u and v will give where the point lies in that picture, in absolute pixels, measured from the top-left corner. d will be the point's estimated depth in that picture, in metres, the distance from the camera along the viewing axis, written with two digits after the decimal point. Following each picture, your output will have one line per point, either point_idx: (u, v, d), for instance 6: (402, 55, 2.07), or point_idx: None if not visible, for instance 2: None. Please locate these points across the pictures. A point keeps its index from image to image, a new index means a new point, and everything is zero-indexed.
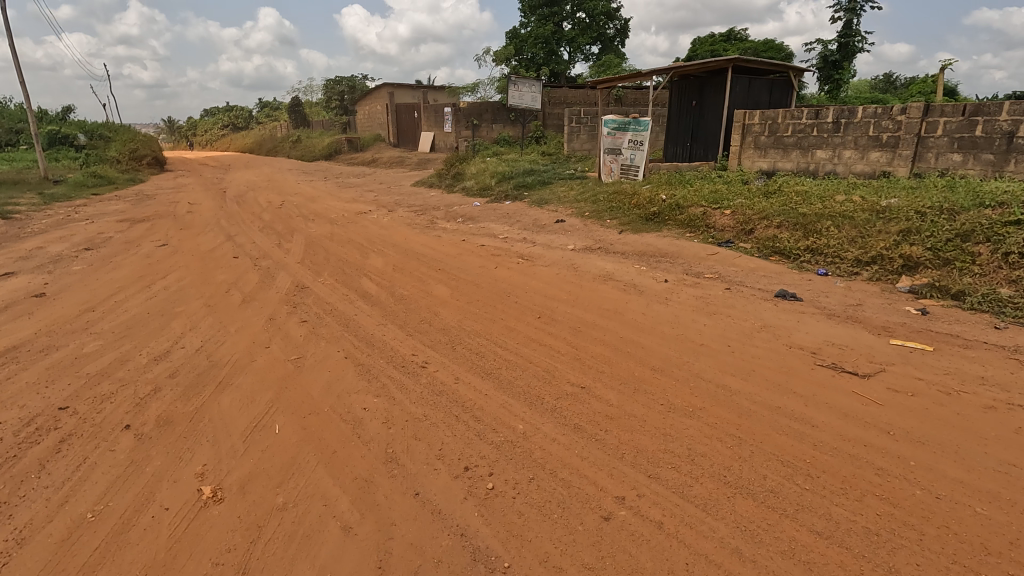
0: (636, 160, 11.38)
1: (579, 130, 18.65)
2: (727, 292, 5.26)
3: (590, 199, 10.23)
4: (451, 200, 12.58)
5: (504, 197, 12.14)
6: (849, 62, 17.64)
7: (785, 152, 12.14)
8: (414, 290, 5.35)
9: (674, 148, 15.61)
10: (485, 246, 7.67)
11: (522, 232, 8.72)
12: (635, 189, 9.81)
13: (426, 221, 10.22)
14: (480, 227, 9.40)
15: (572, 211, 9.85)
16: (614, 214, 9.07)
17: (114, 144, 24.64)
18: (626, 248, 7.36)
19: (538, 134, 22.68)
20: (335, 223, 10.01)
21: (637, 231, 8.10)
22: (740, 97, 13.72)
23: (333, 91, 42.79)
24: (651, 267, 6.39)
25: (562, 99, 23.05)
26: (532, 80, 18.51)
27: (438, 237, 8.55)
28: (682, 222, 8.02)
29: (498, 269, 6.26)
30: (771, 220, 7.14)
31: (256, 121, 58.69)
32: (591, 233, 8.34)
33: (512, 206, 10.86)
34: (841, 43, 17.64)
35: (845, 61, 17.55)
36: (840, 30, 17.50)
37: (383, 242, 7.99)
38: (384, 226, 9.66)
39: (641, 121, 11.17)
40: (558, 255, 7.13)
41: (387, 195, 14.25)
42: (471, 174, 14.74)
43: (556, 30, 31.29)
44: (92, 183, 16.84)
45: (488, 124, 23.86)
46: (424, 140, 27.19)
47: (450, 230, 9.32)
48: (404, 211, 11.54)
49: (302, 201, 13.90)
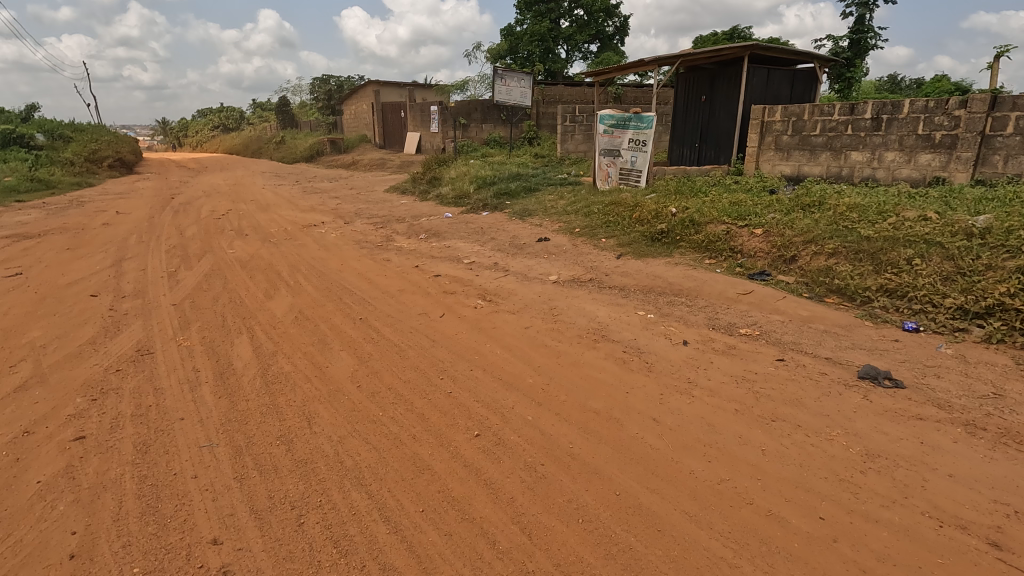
0: (638, 163, 9.55)
1: (573, 130, 16.84)
2: (777, 367, 3.44)
3: (581, 211, 8.41)
4: (422, 210, 10.77)
5: (482, 206, 10.31)
6: (862, 59, 15.67)
7: (812, 153, 10.33)
8: (302, 362, 3.52)
9: (680, 149, 13.79)
10: (439, 276, 5.85)
11: (493, 255, 6.92)
12: (636, 199, 8.01)
13: (382, 237, 8.41)
14: (444, 246, 7.59)
15: (560, 225, 8.05)
16: (611, 231, 7.24)
17: (72, 146, 22.92)
18: (624, 281, 5.56)
19: (530, 134, 20.87)
20: (269, 240, 8.21)
21: (641, 256, 6.27)
22: (757, 91, 11.87)
23: (321, 90, 40.92)
24: (659, 315, 4.57)
25: (556, 97, 21.23)
26: (521, 74, 16.67)
27: (386, 261, 6.74)
28: (699, 243, 6.19)
29: (445, 317, 4.43)
30: (821, 246, 5.32)
31: (245, 122, 57.01)
32: (579, 256, 6.54)
33: (489, 219, 9.06)
34: (849, 41, 15.79)
35: (856, 59, 15.63)
36: (851, 26, 15.66)
37: (310, 269, 6.18)
38: (326, 244, 7.86)
39: (644, 117, 9.32)
40: (533, 292, 5.32)
41: (352, 204, 12.47)
42: (448, 179, 12.94)
43: (553, 27, 29.53)
44: (26, 187, 15.04)
45: (477, 124, 21.98)
46: (410, 141, 25.41)
47: (408, 249, 7.51)
48: (361, 224, 9.71)
49: (253, 210, 12.08)
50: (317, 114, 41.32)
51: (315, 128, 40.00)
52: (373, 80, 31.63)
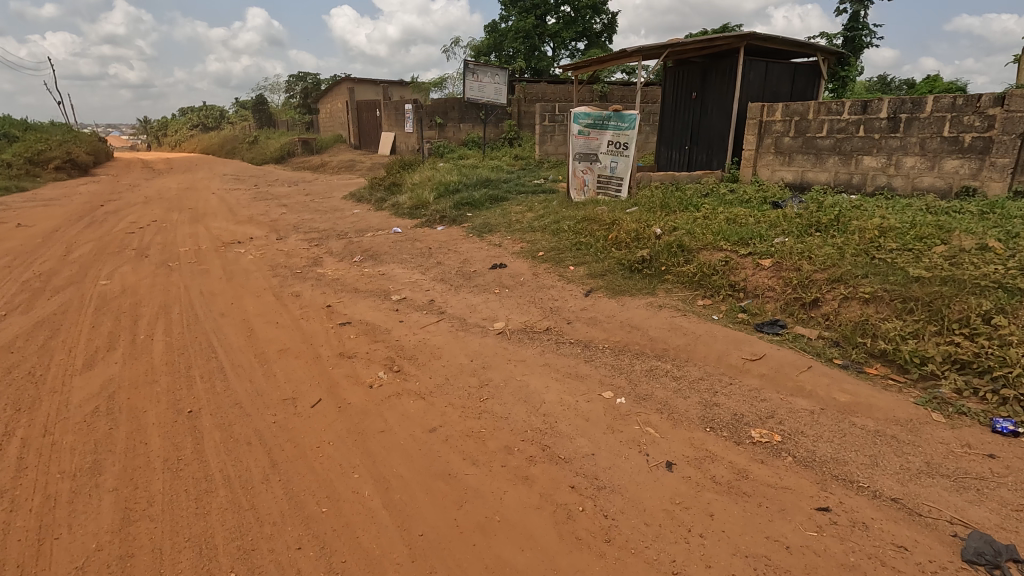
0: (618, 169, 8.20)
1: (553, 130, 15.47)
2: (818, 532, 2.07)
3: (550, 227, 7.03)
4: (373, 222, 9.32)
5: (440, 218, 8.87)
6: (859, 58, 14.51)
7: (818, 158, 9.03)
8: (24, 524, 2.09)
9: (668, 152, 12.44)
10: (346, 325, 4.43)
11: (432, 289, 5.50)
12: (613, 214, 6.66)
13: (310, 259, 6.99)
14: (377, 273, 6.16)
15: (522, 246, 6.67)
16: (580, 257, 5.87)
17: (18, 146, 21.34)
18: (588, 333, 4.16)
19: (511, 135, 19.44)
20: (168, 264, 6.75)
21: (615, 293, 4.89)
22: (754, 88, 10.52)
23: (298, 87, 39.22)
24: (632, 398, 3.17)
25: (538, 95, 19.80)
26: (495, 69, 15.27)
27: (293, 296, 5.31)
28: (690, 276, 4.81)
29: (320, 407, 3.02)
30: (852, 288, 3.98)
31: (223, 121, 55.23)
32: (537, 292, 5.15)
33: (443, 236, 7.67)
34: (844, 38, 14.62)
35: (853, 57, 14.45)
36: (847, 23, 14.52)
37: (184, 312, 4.75)
38: (234, 270, 6.41)
39: (624, 115, 7.96)
40: (463, 351, 3.91)
41: (299, 213, 11.03)
42: (410, 186, 11.51)
43: (538, 24, 28.19)
44: None
45: (454, 123, 20.48)
46: (385, 142, 23.93)
47: (334, 277, 6.10)
48: (295, 241, 8.27)
49: (183, 220, 10.58)
50: (294, 113, 39.57)
51: (292, 127, 38.32)
52: (349, 77, 30.07)
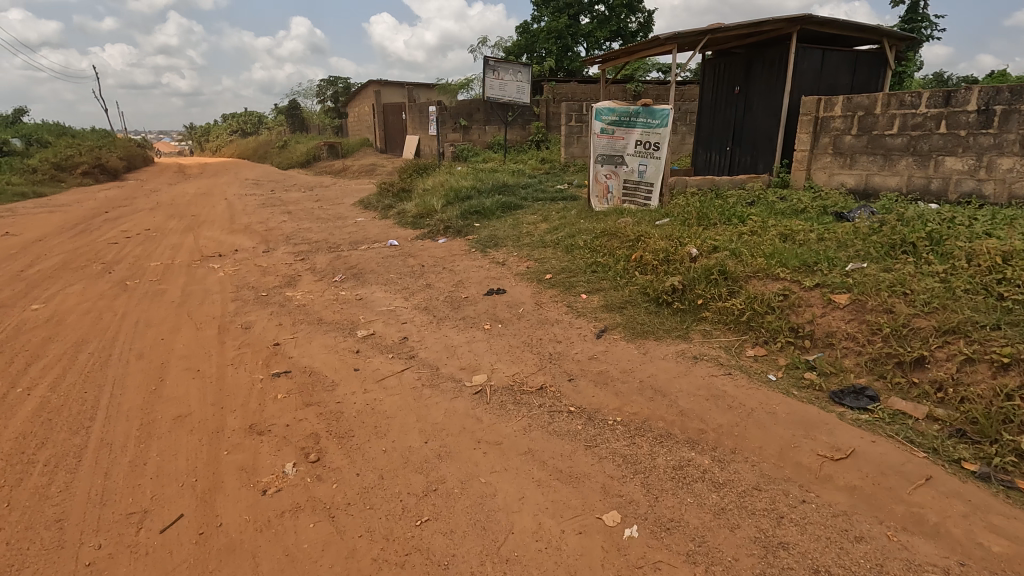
0: (647, 173, 7.07)
1: (580, 131, 14.34)
2: None
3: (564, 242, 5.92)
4: (371, 233, 8.37)
5: (443, 229, 7.86)
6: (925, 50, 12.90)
7: (886, 159, 7.66)
8: None
9: (706, 153, 11.15)
10: (284, 373, 3.45)
11: (409, 322, 4.48)
12: (639, 227, 5.52)
13: (286, 278, 6.09)
14: (354, 298, 5.18)
15: (529, 265, 5.59)
16: (596, 282, 4.75)
17: (48, 152, 21.46)
18: (596, 397, 3.06)
19: (538, 137, 18.29)
20: (127, 282, 5.95)
21: (636, 334, 3.76)
22: (808, 80, 9.16)
23: (328, 91, 38.98)
24: (647, 530, 2.07)
25: (566, 95, 18.72)
26: (518, 66, 14.25)
27: (241, 329, 4.37)
28: (736, 314, 3.65)
29: (175, 533, 2.03)
30: (978, 346, 2.78)
31: (259, 127, 55.97)
32: (537, 330, 4.07)
33: (442, 251, 6.66)
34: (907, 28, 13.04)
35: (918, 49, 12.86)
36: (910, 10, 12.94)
37: (98, 352, 3.87)
38: (192, 292, 5.55)
39: (653, 110, 6.79)
40: (419, 423, 2.86)
41: (300, 221, 10.23)
42: (420, 192, 10.55)
43: (572, 23, 27.07)
44: None
45: (479, 125, 19.25)
46: (409, 145, 23.14)
47: (303, 301, 5.16)
48: (281, 255, 7.39)
49: (177, 229, 9.88)
50: (325, 117, 39.39)
51: (323, 133, 38.11)
52: (376, 80, 29.45)
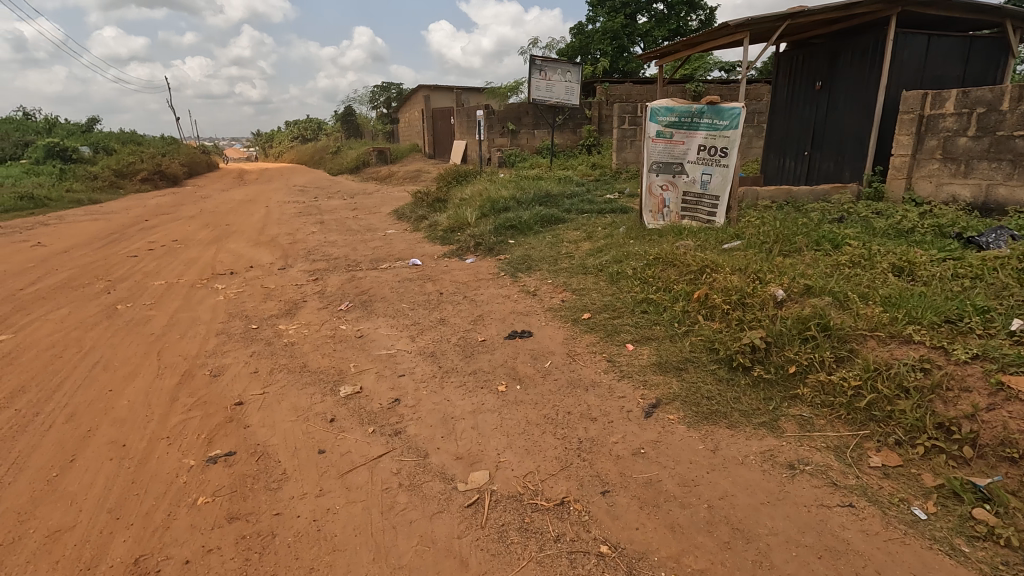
0: (712, 184, 5.95)
1: (634, 135, 13.19)
2: None
3: (608, 269, 4.90)
4: (397, 249, 7.60)
5: (474, 246, 6.98)
6: None
7: (1015, 167, 6.19)
8: None
9: (779, 159, 9.79)
10: (227, 454, 2.63)
11: (407, 375, 3.58)
12: (702, 253, 4.44)
13: (288, 304, 5.38)
14: (353, 337, 4.37)
15: (565, 297, 4.60)
16: (645, 327, 3.71)
17: (112, 160, 22.25)
18: (639, 530, 2.06)
19: (589, 141, 17.16)
20: (118, 306, 5.39)
21: (702, 415, 2.71)
22: (908, 72, 7.72)
23: (382, 97, 39.16)
24: None
25: (620, 96, 17.52)
26: (567, 65, 13.26)
27: (209, 378, 3.63)
28: (852, 397, 2.56)
29: None
30: None
31: (317, 133, 57.37)
32: (566, 399, 3.08)
33: (468, 274, 5.78)
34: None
35: None
36: None
37: (26, 407, 3.20)
38: (180, 320, 4.90)
39: (721, 109, 5.68)
40: (376, 566, 1.96)
41: (329, 233, 9.64)
42: (456, 202, 9.73)
43: (629, 23, 25.79)
44: (14, 208, 13.68)
45: (528, 130, 18.22)
46: (456, 151, 22.51)
47: (296, 337, 4.41)
48: (295, 274, 6.72)
49: (204, 240, 9.48)
50: (378, 123, 39.65)
51: (375, 139, 38.37)
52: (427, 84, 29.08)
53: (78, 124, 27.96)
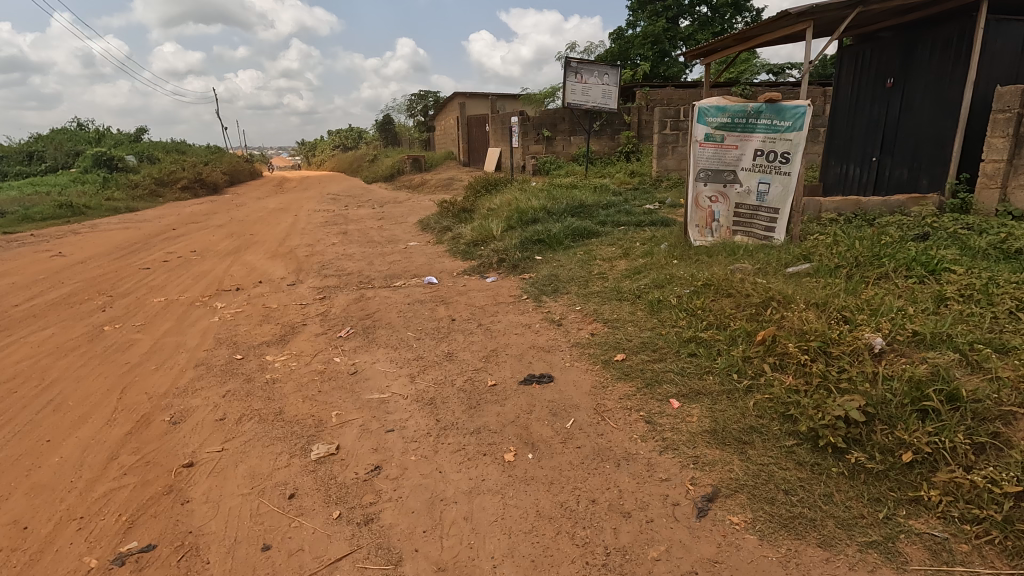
0: (771, 195, 5.14)
1: (676, 140, 12.33)
2: None
3: (647, 295, 4.15)
4: (415, 264, 7.01)
5: (497, 262, 6.33)
6: None
7: None
8: None
9: (841, 166, 8.77)
10: (143, 551, 2.08)
11: (396, 430, 2.92)
12: (763, 281, 3.65)
13: (285, 328, 4.84)
14: (345, 373, 3.76)
15: (595, 330, 3.87)
16: (693, 376, 2.96)
17: (154, 168, 22.74)
18: None
19: (628, 148, 16.36)
20: (106, 327, 4.97)
21: (781, 520, 1.95)
22: (1001, 66, 6.66)
23: (419, 106, 39.23)
24: None
25: (661, 100, 16.62)
26: (604, 67, 12.52)
27: (166, 426, 3.06)
28: (1010, 510, 1.77)
29: None
30: None
31: (356, 142, 58.16)
32: (589, 479, 2.36)
33: (486, 296, 5.12)
34: None
35: None
36: None
37: None
38: (163, 347, 4.40)
39: (782, 107, 4.87)
40: None
41: (350, 244, 9.18)
42: (483, 213, 9.10)
43: (670, 26, 24.83)
44: (51, 215, 13.87)
45: (564, 136, 17.49)
46: (490, 158, 22.00)
47: (282, 370, 3.83)
48: (303, 292, 6.21)
49: (223, 251, 9.16)
50: (414, 131, 39.69)
51: (411, 147, 38.42)
52: (463, 92, 28.76)
53: (126, 133, 28.90)
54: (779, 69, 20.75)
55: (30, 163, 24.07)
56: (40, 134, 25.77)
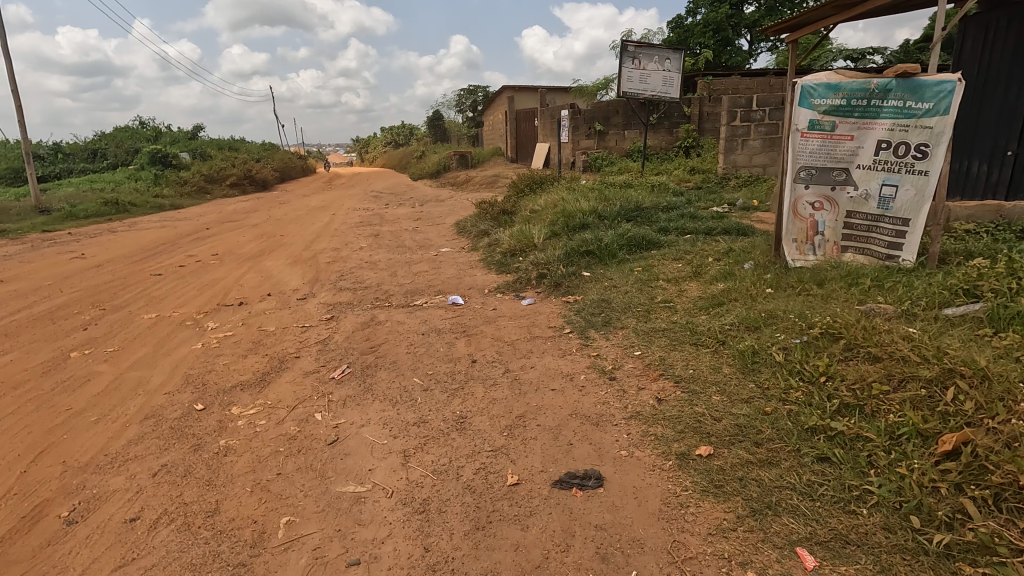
0: (899, 201, 3.85)
1: (746, 133, 10.88)
2: None
3: (735, 343, 3.01)
4: (442, 277, 6.04)
5: (536, 278, 5.29)
6: None
7: None
8: None
9: None
10: None
11: (362, 563, 1.95)
12: (922, 336, 2.46)
13: (274, 361, 3.99)
14: (323, 441, 2.82)
15: (663, 396, 2.77)
16: (832, 503, 1.85)
17: (205, 165, 22.94)
18: None
19: (687, 142, 14.93)
20: (74, 353, 4.26)
21: None
22: None
23: (468, 101, 38.52)
24: None
25: (727, 90, 15.04)
26: (666, 51, 11.17)
27: (54, 533, 2.20)
28: None
29: None
30: None
31: (406, 138, 58.29)
32: None
33: (517, 327, 4.10)
34: None
35: None
36: None
37: None
38: (120, 383, 3.62)
39: (919, 84, 3.60)
40: None
41: (379, 249, 8.37)
42: (524, 217, 8.04)
43: (735, 11, 22.93)
44: (95, 213, 13.84)
45: (617, 130, 16.15)
46: (538, 154, 20.93)
47: (246, 431, 2.94)
48: (311, 309, 5.37)
49: (244, 255, 8.53)
50: (463, 127, 39.05)
51: (459, 142, 37.81)
52: (512, 86, 27.76)
53: (184, 130, 29.58)
54: (860, 54, 18.58)
55: (93, 160, 24.82)
56: (103, 132, 26.54)
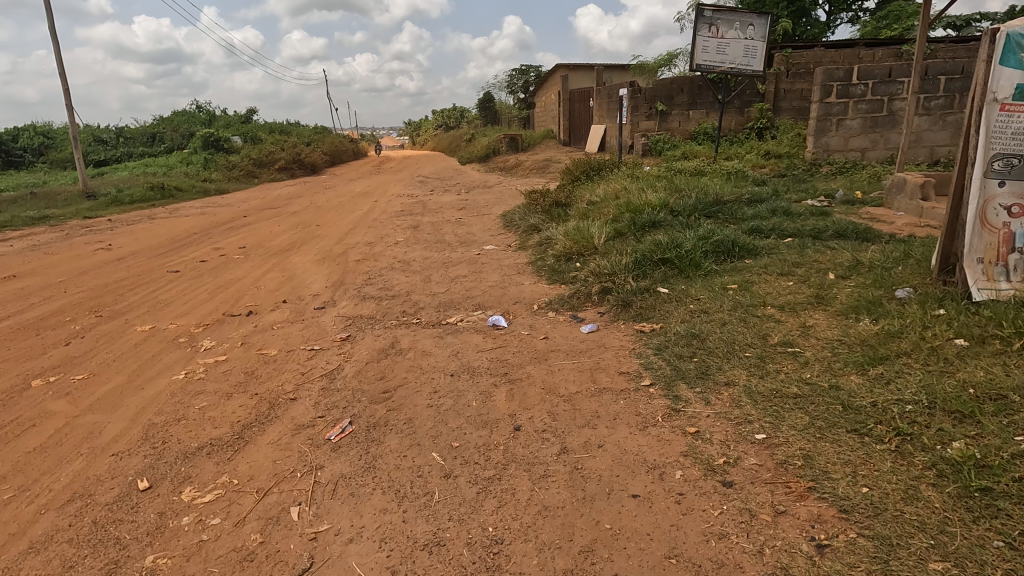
0: None
1: (842, 112, 9.29)
2: None
3: (933, 447, 1.89)
4: (482, 286, 5.05)
5: (598, 294, 4.22)
6: None
7: None
8: None
9: None
10: None
11: None
12: None
13: (263, 403, 3.11)
14: (290, 568, 1.90)
15: (823, 538, 1.69)
16: None
17: (256, 149, 22.83)
18: None
19: (762, 123, 13.29)
20: (39, 379, 3.54)
21: None
22: None
23: (519, 82, 37.19)
24: None
25: (810, 63, 13.25)
26: (749, 15, 9.66)
27: None
28: None
29: None
30: None
31: (456, 120, 57.52)
32: None
33: (575, 370, 3.06)
34: None
35: None
36: None
37: None
38: (66, 435, 2.83)
39: None
40: None
41: (415, 244, 7.48)
42: (581, 210, 6.93)
43: None
44: (141, 198, 13.67)
45: (682, 109, 14.61)
46: (593, 136, 19.55)
47: (190, 538, 2.06)
48: (326, 324, 4.50)
49: (273, 248, 7.84)
50: (513, 109, 37.80)
51: (510, 125, 36.62)
52: (565, 65, 26.32)
53: (239, 114, 29.81)
54: (964, 22, 16.19)
55: (152, 144, 25.26)
56: (161, 116, 26.94)
